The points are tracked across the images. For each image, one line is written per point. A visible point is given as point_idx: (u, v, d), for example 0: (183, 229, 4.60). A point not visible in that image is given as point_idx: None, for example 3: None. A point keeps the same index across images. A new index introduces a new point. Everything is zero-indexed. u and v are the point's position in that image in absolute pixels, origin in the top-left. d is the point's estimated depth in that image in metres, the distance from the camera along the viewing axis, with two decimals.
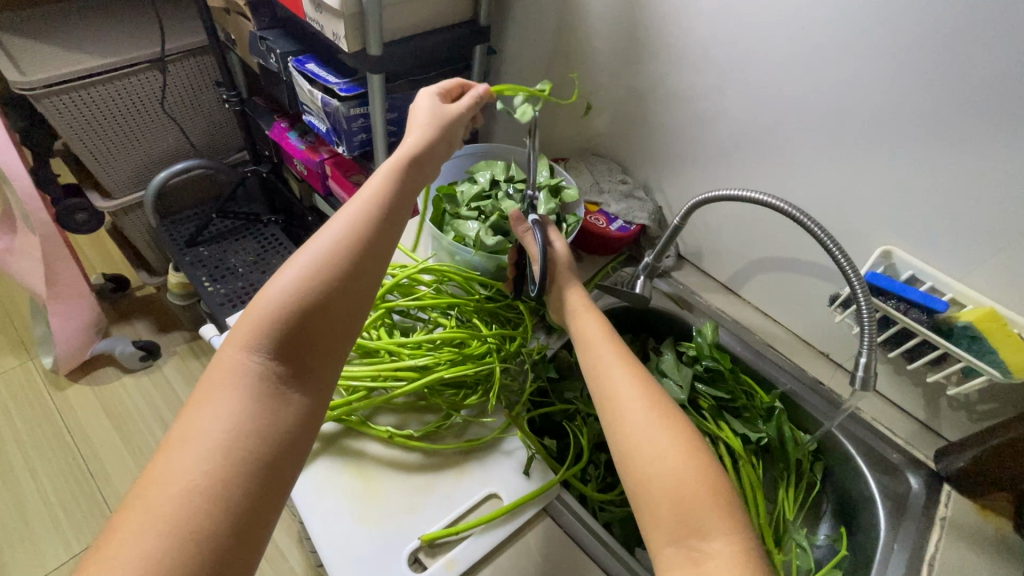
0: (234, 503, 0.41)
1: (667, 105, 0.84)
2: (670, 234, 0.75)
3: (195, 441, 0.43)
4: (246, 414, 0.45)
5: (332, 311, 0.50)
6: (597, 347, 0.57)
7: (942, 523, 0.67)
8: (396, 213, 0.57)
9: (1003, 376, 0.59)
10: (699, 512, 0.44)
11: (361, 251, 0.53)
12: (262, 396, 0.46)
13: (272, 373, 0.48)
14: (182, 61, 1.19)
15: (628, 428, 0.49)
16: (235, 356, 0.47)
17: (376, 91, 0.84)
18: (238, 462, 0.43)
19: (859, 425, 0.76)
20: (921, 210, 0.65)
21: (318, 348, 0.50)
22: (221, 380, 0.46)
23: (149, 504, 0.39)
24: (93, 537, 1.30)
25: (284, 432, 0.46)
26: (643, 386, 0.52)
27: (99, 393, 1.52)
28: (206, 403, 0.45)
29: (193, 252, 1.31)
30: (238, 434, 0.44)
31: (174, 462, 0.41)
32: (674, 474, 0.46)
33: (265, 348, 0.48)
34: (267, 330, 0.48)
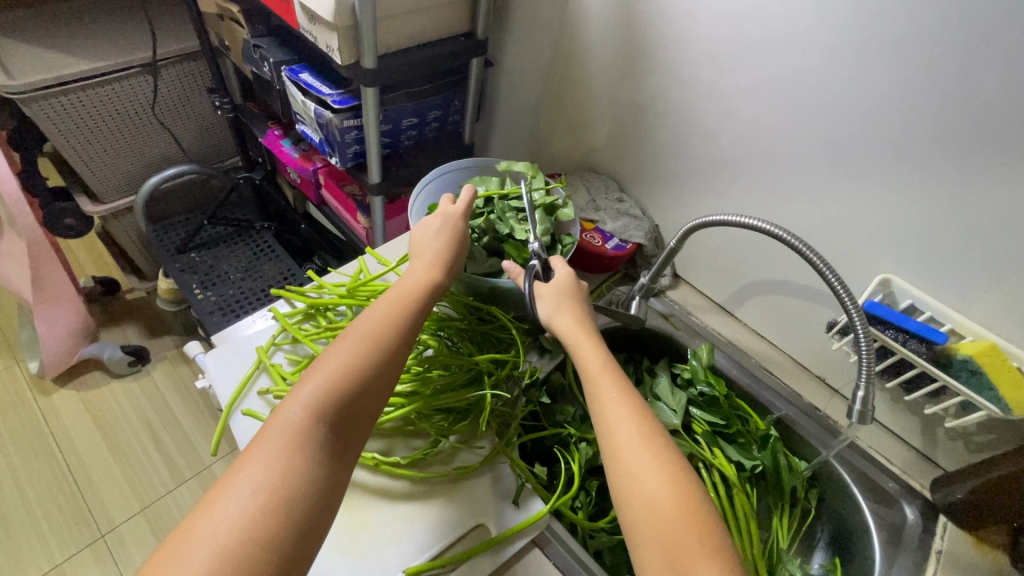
0: (277, 559, 0.41)
1: (665, 124, 0.83)
2: (667, 256, 0.74)
3: (247, 491, 0.42)
4: (298, 468, 0.44)
5: (381, 377, 0.51)
6: (595, 379, 0.55)
7: (938, 556, 0.66)
8: (437, 288, 0.60)
9: (1002, 412, 0.58)
10: (687, 558, 0.43)
11: (411, 323, 0.56)
12: (309, 457, 0.45)
13: (325, 432, 0.47)
14: (174, 66, 1.18)
15: (620, 469, 0.49)
16: (286, 413, 0.47)
17: (370, 103, 0.82)
18: (277, 523, 0.42)
19: (856, 453, 0.75)
20: (920, 238, 0.64)
21: (364, 416, 0.50)
22: (277, 431, 0.46)
23: (199, 550, 0.39)
24: (76, 547, 1.27)
25: (323, 498, 0.45)
26: (641, 426, 0.50)
27: (86, 398, 1.50)
28: (258, 454, 0.45)
29: (183, 258, 1.29)
30: (280, 493, 0.43)
31: (224, 512, 0.41)
32: (663, 518, 0.45)
33: (320, 406, 0.47)
34: (320, 391, 0.48)
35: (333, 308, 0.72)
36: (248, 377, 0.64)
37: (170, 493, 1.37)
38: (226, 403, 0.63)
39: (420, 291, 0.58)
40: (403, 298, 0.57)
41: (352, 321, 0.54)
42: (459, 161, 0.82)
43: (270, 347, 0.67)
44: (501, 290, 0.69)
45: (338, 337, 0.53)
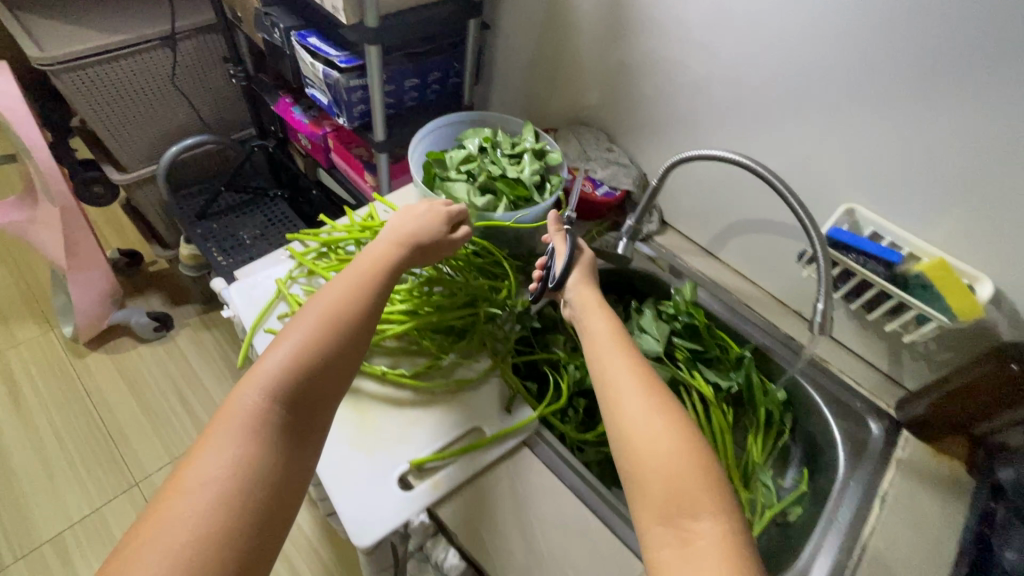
0: (239, 544, 0.41)
1: (649, 75, 0.88)
2: (650, 196, 0.79)
3: (201, 482, 0.43)
4: (252, 454, 0.45)
5: (333, 366, 0.53)
6: (599, 344, 0.58)
7: (897, 462, 0.73)
8: (389, 282, 0.61)
9: (950, 321, 0.63)
10: (687, 491, 0.45)
11: (363, 314, 0.56)
12: (274, 439, 0.47)
13: (278, 419, 0.48)
14: (191, 39, 1.24)
15: (622, 414, 0.51)
16: (242, 400, 0.48)
17: (373, 62, 0.88)
18: (238, 509, 0.42)
19: (827, 377, 0.81)
20: (881, 168, 0.69)
21: (325, 396, 0.52)
22: (233, 421, 0.47)
23: (154, 542, 0.39)
24: (114, 493, 1.38)
25: (290, 476, 0.47)
26: (636, 375, 0.54)
27: (117, 360, 1.61)
28: (212, 444, 0.45)
29: (203, 224, 1.38)
30: (237, 480, 0.44)
31: (176, 503, 0.41)
32: (666, 456, 0.47)
33: (272, 394, 0.49)
34: (276, 379, 0.49)
35: (344, 246, 0.79)
36: (270, 303, 0.71)
37: None
38: (250, 325, 0.71)
39: (378, 278, 0.60)
40: (351, 290, 0.58)
41: (301, 310, 0.55)
42: (457, 114, 0.88)
43: (288, 279, 0.74)
44: (497, 223, 0.76)
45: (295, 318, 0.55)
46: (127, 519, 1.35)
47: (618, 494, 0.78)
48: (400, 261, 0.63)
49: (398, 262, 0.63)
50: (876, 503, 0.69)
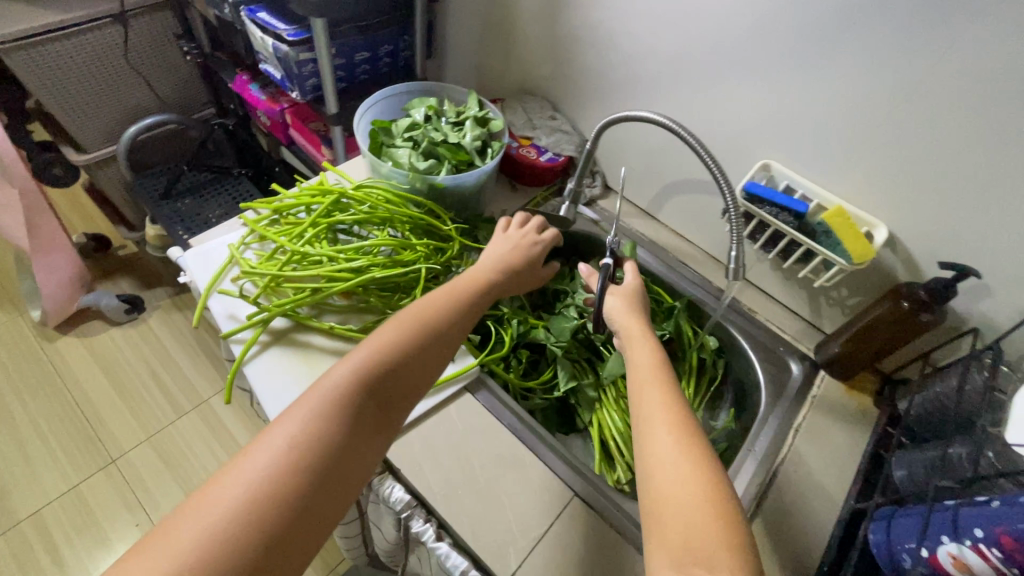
0: (281, 518, 0.43)
1: (588, 44, 0.92)
2: (587, 158, 0.84)
3: (281, 439, 0.46)
4: (327, 430, 0.48)
5: (412, 372, 0.56)
6: (644, 372, 0.58)
7: (813, 399, 0.79)
8: (480, 301, 0.65)
9: (847, 264, 0.69)
10: (701, 536, 0.43)
11: (448, 327, 0.60)
12: (344, 430, 0.49)
13: (359, 405, 0.51)
14: (142, 16, 1.23)
15: (653, 447, 0.50)
16: (335, 375, 0.52)
17: (320, 35, 0.91)
18: (297, 480, 0.45)
19: (755, 325, 0.87)
20: (794, 125, 0.75)
21: (398, 403, 0.54)
22: (320, 393, 0.50)
23: (230, 483, 0.43)
24: (91, 470, 1.41)
25: (348, 470, 0.48)
26: (671, 416, 0.52)
27: (89, 343, 1.62)
28: (304, 405, 0.49)
29: (167, 204, 1.39)
30: (310, 451, 0.46)
31: (263, 450, 0.45)
32: (689, 501, 0.45)
33: (360, 381, 0.52)
34: (363, 367, 0.53)
35: (295, 211, 0.81)
36: (223, 267, 0.74)
37: (173, 423, 1.51)
38: (205, 288, 0.74)
39: (468, 291, 0.64)
40: (445, 302, 0.62)
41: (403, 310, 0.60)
42: (403, 84, 0.91)
43: (241, 245, 0.77)
44: (440, 186, 0.80)
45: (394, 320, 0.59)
46: (106, 494, 1.39)
47: (562, 438, 0.84)
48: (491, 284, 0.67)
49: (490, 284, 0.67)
50: (790, 434, 0.76)
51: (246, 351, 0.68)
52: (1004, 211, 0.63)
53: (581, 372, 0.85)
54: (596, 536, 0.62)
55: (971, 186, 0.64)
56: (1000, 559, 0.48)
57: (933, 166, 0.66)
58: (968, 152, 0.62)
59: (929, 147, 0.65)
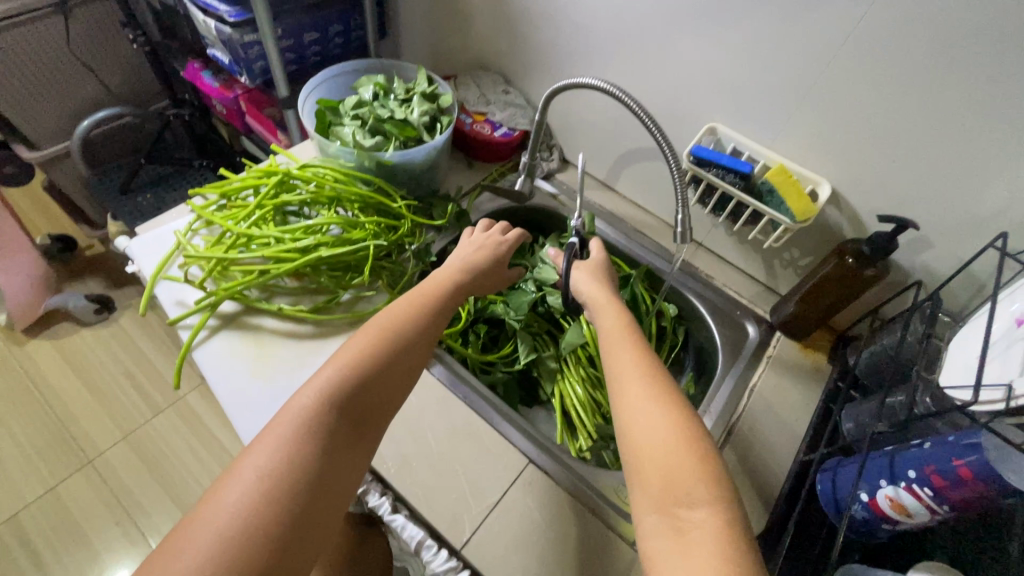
0: (266, 548, 0.40)
1: (537, 14, 0.91)
2: (537, 130, 0.83)
3: (249, 470, 0.43)
4: (298, 450, 0.45)
5: (385, 373, 0.53)
6: (615, 338, 0.57)
7: (769, 358, 0.80)
8: (450, 298, 0.62)
9: (792, 223, 0.70)
10: (685, 483, 0.43)
11: (418, 322, 0.57)
12: (322, 447, 0.46)
13: (331, 419, 0.48)
14: (85, 6, 1.20)
15: (624, 406, 0.50)
16: (300, 397, 0.49)
17: (263, 15, 0.88)
18: (276, 506, 0.41)
19: (712, 290, 0.87)
20: (739, 87, 0.75)
21: (377, 410, 0.51)
22: (287, 414, 0.47)
23: (201, 527, 0.40)
24: (67, 472, 1.40)
25: (331, 483, 0.45)
26: (643, 369, 0.52)
27: (60, 345, 1.60)
28: (270, 433, 0.46)
29: (128, 200, 1.37)
30: (285, 476, 0.43)
31: (227, 488, 0.42)
32: (663, 446, 0.45)
33: (326, 393, 0.49)
34: (330, 379, 0.50)
35: (242, 195, 0.79)
36: (169, 254, 0.73)
37: (150, 421, 1.50)
38: (151, 276, 0.73)
39: (435, 289, 0.62)
40: (411, 301, 0.59)
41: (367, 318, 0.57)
42: (350, 63, 0.89)
43: (188, 231, 0.76)
44: (388, 163, 0.79)
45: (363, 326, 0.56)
46: (84, 495, 1.38)
47: (526, 411, 0.85)
48: (462, 283, 0.64)
49: (461, 284, 0.64)
50: (747, 393, 0.77)
51: (194, 335, 0.67)
52: (941, 161, 0.63)
53: (542, 344, 0.86)
54: (551, 501, 0.62)
55: (909, 138, 0.64)
56: (931, 497, 0.50)
57: (872, 121, 0.66)
58: (905, 104, 0.63)
59: (867, 102, 0.65)
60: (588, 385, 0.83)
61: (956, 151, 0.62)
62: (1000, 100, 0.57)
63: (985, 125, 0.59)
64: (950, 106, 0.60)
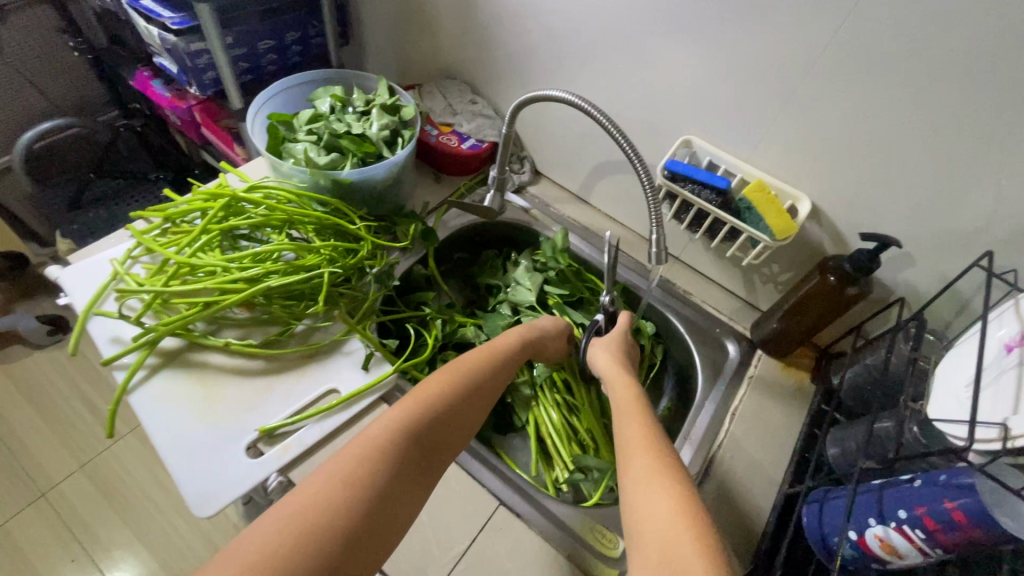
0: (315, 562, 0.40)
1: (503, 20, 0.86)
2: (505, 144, 0.79)
3: (322, 481, 0.44)
4: (366, 474, 0.46)
5: (449, 426, 0.55)
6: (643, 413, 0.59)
7: (750, 378, 0.77)
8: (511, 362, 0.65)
9: (771, 240, 0.67)
10: (681, 551, 0.41)
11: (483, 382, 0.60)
12: (386, 477, 0.47)
13: (401, 454, 0.50)
14: (22, 11, 1.11)
15: (636, 474, 0.50)
16: (375, 426, 0.51)
17: (208, 21, 0.82)
18: (332, 525, 0.42)
19: (691, 307, 0.84)
20: (714, 99, 0.72)
21: (435, 459, 0.53)
22: (365, 437, 0.49)
23: (269, 523, 0.41)
24: (18, 506, 1.32)
25: (382, 518, 0.45)
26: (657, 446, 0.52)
27: (8, 370, 1.50)
28: (346, 450, 0.48)
29: (77, 216, 1.30)
30: (345, 495, 0.44)
31: (298, 495, 0.43)
32: (665, 513, 0.44)
33: (406, 429, 0.51)
34: (407, 414, 0.52)
35: (187, 218, 0.73)
36: (103, 285, 0.67)
37: (108, 449, 1.42)
38: (83, 309, 0.66)
39: (500, 347, 0.65)
40: (481, 358, 0.63)
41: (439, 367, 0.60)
42: (304, 73, 0.83)
43: (126, 259, 0.70)
44: (345, 182, 0.74)
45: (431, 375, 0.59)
46: (36, 531, 1.29)
47: (498, 440, 0.80)
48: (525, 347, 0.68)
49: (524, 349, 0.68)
50: (728, 417, 0.73)
51: (131, 377, 0.61)
52: (923, 177, 0.61)
53: (516, 368, 0.81)
54: (524, 547, 0.58)
55: (891, 153, 0.61)
56: (924, 539, 0.47)
57: (852, 133, 0.63)
58: (885, 117, 0.60)
59: (846, 113, 0.62)
60: (563, 410, 0.79)
61: (939, 167, 0.59)
62: (985, 112, 0.54)
63: (967, 140, 0.56)
64: (931, 118, 0.57)
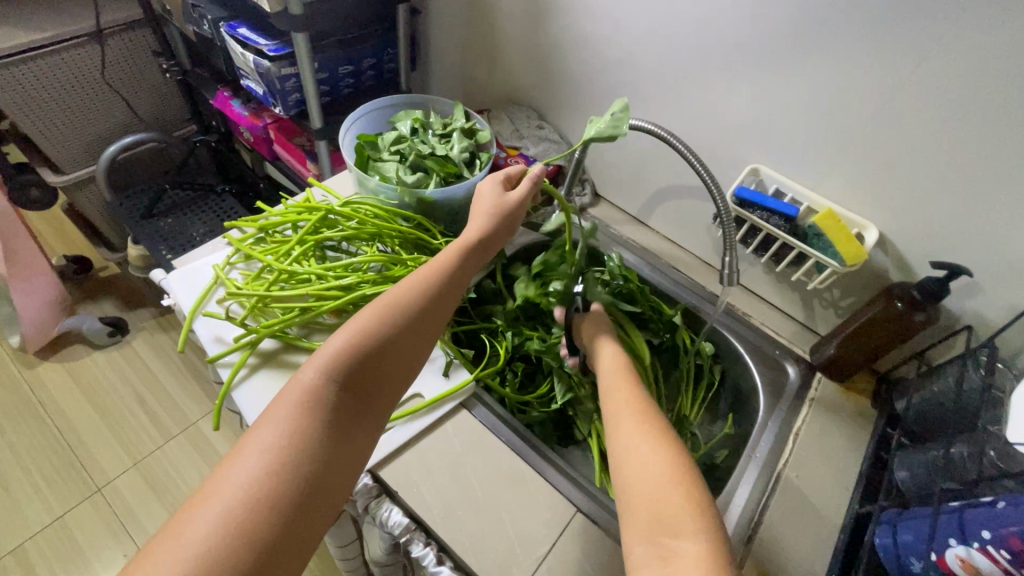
0: (278, 518, 0.43)
1: (573, 52, 0.92)
2: (574, 168, 0.83)
3: (259, 450, 0.45)
4: (302, 435, 0.47)
5: (386, 359, 0.53)
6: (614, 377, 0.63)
7: (811, 401, 0.79)
8: (455, 283, 0.62)
9: (841, 266, 0.70)
10: (671, 513, 0.46)
11: (420, 307, 0.57)
12: (324, 428, 0.48)
13: (336, 402, 0.50)
14: (120, 35, 1.21)
15: (620, 442, 0.54)
16: (300, 377, 0.50)
17: (302, 49, 0.89)
18: (280, 487, 0.44)
19: (750, 329, 0.86)
20: (781, 130, 0.75)
21: (374, 394, 0.52)
22: (291, 396, 0.49)
23: (210, 499, 0.42)
24: (75, 500, 1.37)
25: (331, 467, 0.47)
26: (639, 413, 0.56)
27: (71, 369, 1.58)
28: (273, 414, 0.48)
29: (151, 224, 1.36)
30: (286, 458, 0.45)
31: (233, 469, 0.44)
32: (655, 478, 0.49)
33: (335, 376, 0.50)
34: (333, 356, 0.51)
35: (280, 230, 0.79)
36: (207, 288, 0.72)
37: (160, 449, 1.47)
38: (189, 310, 0.72)
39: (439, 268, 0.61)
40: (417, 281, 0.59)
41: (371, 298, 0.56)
42: (386, 98, 0.89)
43: (226, 265, 0.75)
44: (429, 200, 0.79)
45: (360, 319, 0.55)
46: (91, 524, 1.34)
47: (561, 452, 0.82)
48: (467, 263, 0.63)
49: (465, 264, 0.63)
50: (791, 438, 0.75)
51: (235, 374, 0.66)
52: (994, 210, 0.63)
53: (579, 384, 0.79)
54: (603, 552, 0.60)
55: (960, 185, 0.64)
56: (1008, 560, 0.48)
57: (921, 166, 0.66)
58: (956, 151, 0.63)
59: (915, 147, 0.65)
60: None
61: (1011, 200, 0.61)
62: None
63: None
64: (1002, 154, 0.60)
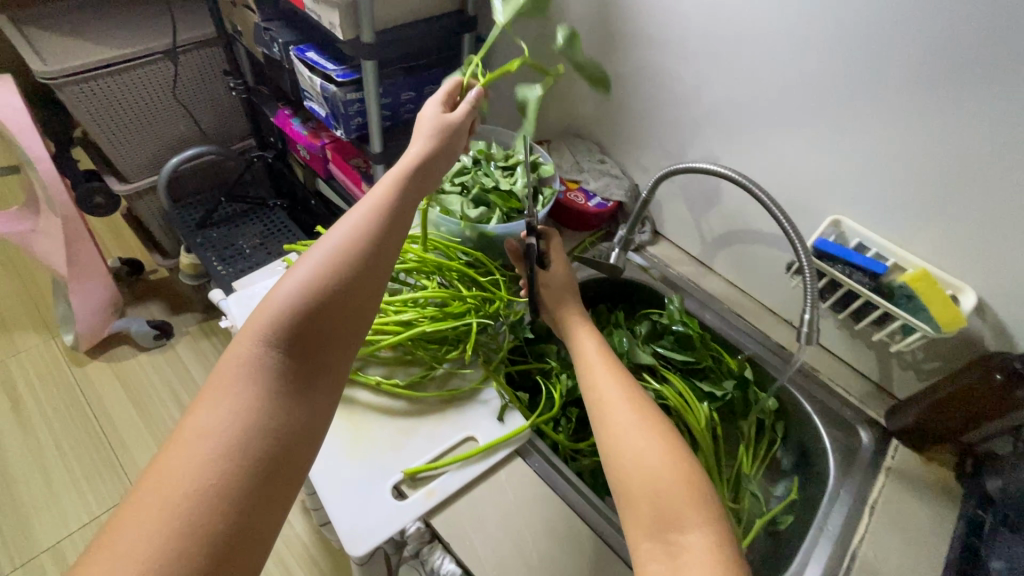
0: (238, 492, 0.41)
1: (641, 88, 0.90)
2: (641, 207, 0.80)
3: (207, 428, 0.43)
4: (250, 405, 0.46)
5: (329, 318, 0.52)
6: (593, 362, 0.61)
7: (888, 471, 0.73)
8: (397, 226, 0.58)
9: (934, 331, 0.65)
10: (673, 504, 0.46)
11: (358, 259, 0.54)
12: (269, 396, 0.47)
13: (282, 367, 0.49)
14: (192, 52, 1.26)
15: (613, 431, 0.53)
16: (240, 350, 0.49)
17: (370, 76, 0.90)
18: (233, 459, 0.43)
19: (818, 386, 0.81)
20: (867, 180, 0.71)
21: (318, 354, 0.51)
22: (233, 370, 0.48)
23: (157, 486, 0.40)
24: (113, 502, 1.38)
25: (286, 432, 0.46)
26: (631, 399, 0.55)
27: (117, 369, 1.61)
28: (217, 391, 0.47)
29: (203, 234, 1.39)
30: (234, 431, 0.44)
31: (183, 451, 0.42)
32: (653, 468, 0.49)
33: (275, 342, 0.50)
34: (270, 324, 0.50)
35: None
36: None
37: None
38: None
39: (379, 215, 0.57)
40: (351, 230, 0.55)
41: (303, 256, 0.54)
42: None
43: None
44: (490, 236, 0.78)
45: (280, 283, 0.52)
46: None
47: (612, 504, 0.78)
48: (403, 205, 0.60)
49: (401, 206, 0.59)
50: (867, 512, 0.69)
51: None
52: None
53: None
54: None
55: None
56: None
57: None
58: None
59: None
60: None
61: None
62: None
63: None
64: None
